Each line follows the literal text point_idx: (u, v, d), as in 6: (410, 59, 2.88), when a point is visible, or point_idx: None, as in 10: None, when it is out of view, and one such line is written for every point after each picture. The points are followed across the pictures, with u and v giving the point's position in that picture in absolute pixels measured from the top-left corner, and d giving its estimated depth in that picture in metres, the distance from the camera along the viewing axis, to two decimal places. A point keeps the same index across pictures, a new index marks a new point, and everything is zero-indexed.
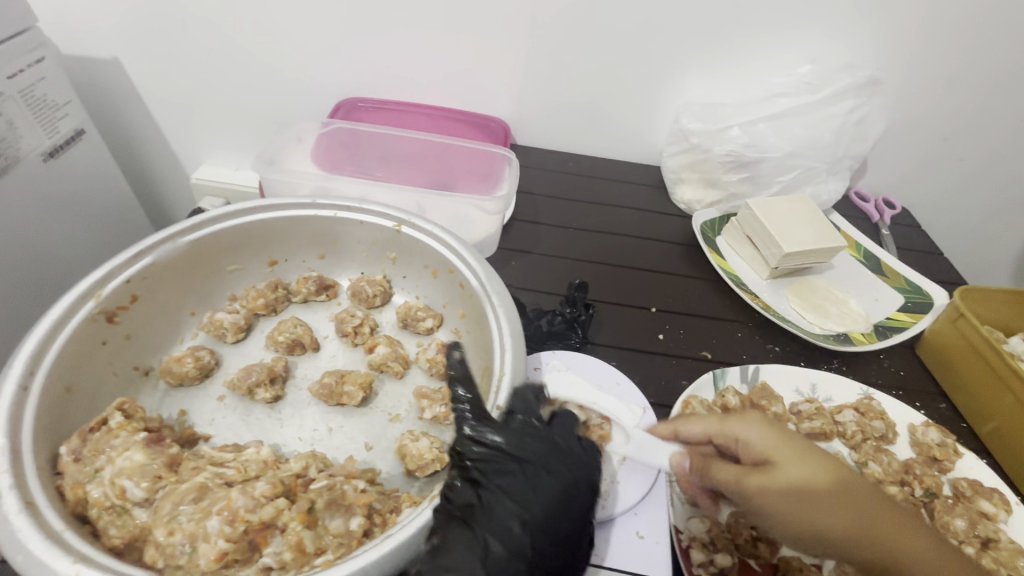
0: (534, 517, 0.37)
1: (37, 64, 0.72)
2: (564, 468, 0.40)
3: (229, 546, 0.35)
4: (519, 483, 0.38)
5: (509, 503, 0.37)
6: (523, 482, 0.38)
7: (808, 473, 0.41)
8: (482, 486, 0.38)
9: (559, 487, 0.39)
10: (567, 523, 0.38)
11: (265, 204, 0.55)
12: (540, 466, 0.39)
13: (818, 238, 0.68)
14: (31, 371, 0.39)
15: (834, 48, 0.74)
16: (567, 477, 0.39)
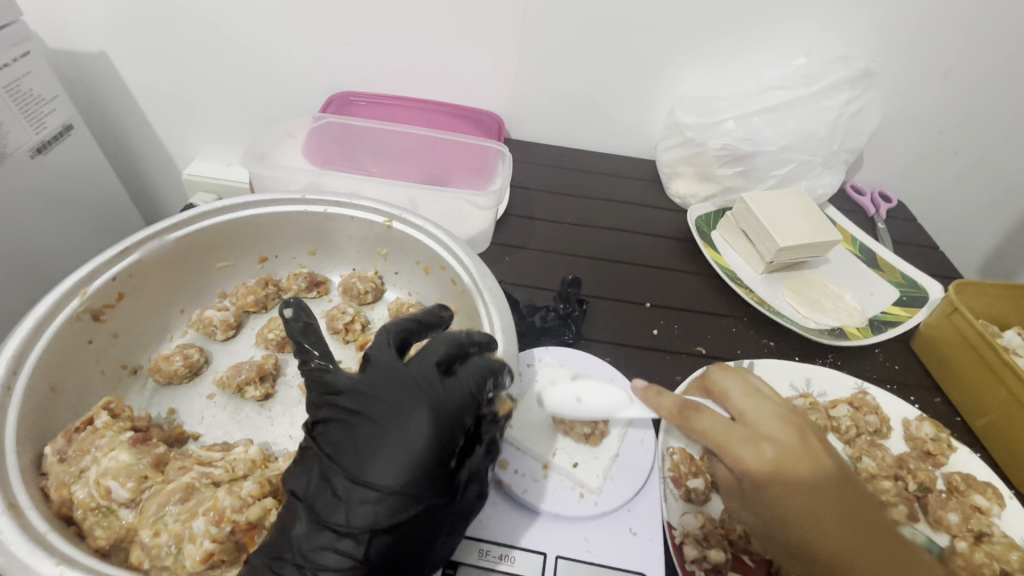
0: (383, 465, 0.34)
1: (22, 58, 0.71)
2: (406, 406, 0.36)
3: (214, 547, 0.34)
4: (359, 440, 0.36)
5: (351, 461, 0.35)
6: (362, 439, 0.36)
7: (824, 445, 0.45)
8: (328, 445, 0.37)
9: (403, 433, 0.35)
10: (414, 460, 0.34)
11: (254, 199, 0.54)
12: (380, 416, 0.36)
13: (813, 233, 0.68)
14: (14, 370, 0.38)
15: (830, 40, 0.74)
16: (404, 419, 0.35)
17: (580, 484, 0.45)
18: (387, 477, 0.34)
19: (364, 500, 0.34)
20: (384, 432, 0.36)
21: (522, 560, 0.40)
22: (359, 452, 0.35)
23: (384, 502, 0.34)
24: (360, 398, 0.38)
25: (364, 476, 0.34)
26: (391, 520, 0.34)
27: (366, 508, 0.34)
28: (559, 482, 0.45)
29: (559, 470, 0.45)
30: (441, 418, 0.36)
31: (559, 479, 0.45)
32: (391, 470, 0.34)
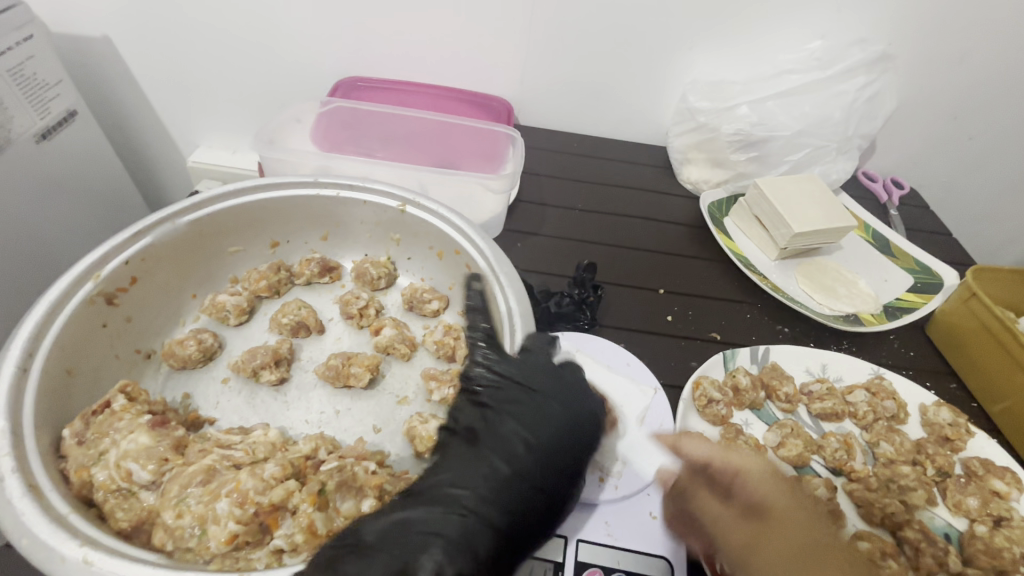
0: (549, 435, 0.40)
1: (25, 42, 0.70)
2: (566, 397, 0.42)
3: (239, 528, 0.34)
4: (532, 410, 0.41)
5: (514, 423, 0.40)
6: (527, 410, 0.41)
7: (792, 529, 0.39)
8: (498, 409, 0.41)
9: (566, 411, 0.41)
10: (566, 441, 0.40)
11: (267, 183, 0.54)
12: (548, 393, 0.42)
13: (828, 218, 0.67)
14: (30, 352, 0.38)
15: (846, 23, 0.73)
16: (569, 403, 0.42)
17: (599, 468, 0.44)
18: (552, 444, 0.39)
19: (526, 456, 0.38)
20: (549, 410, 0.41)
21: (542, 544, 0.40)
22: (525, 422, 0.40)
23: (535, 462, 0.38)
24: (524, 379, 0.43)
25: (528, 443, 0.39)
26: (537, 479, 0.38)
27: (519, 463, 0.38)
28: None
29: None
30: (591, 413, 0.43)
31: None
32: (552, 441, 0.39)
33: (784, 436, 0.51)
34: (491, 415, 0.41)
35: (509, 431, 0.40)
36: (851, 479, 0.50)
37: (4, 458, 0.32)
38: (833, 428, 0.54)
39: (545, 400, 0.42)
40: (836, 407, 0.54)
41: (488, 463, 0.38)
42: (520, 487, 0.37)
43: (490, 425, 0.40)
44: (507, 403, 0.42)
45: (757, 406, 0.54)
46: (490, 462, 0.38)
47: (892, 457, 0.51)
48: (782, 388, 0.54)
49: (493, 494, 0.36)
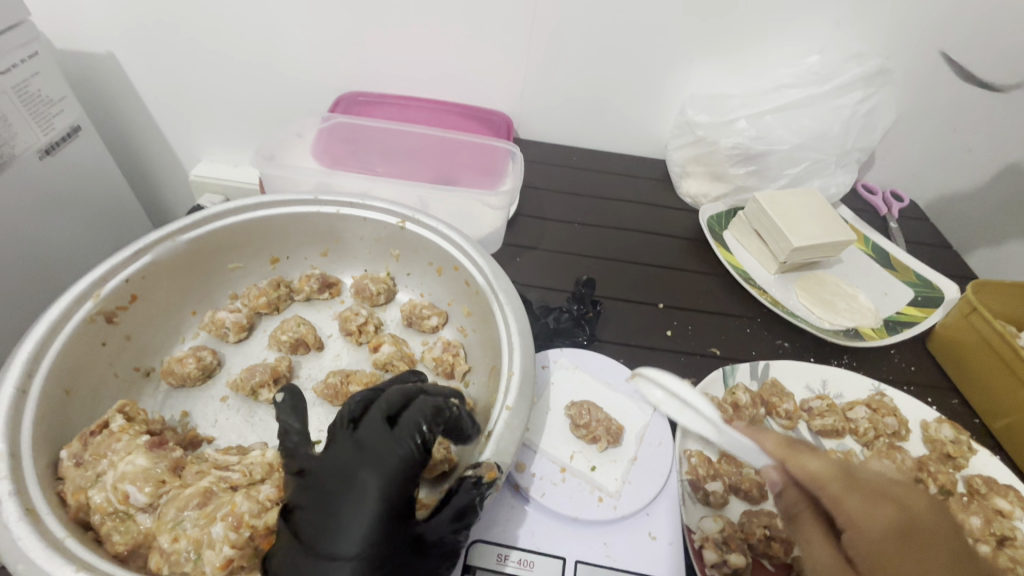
0: (389, 461, 0.35)
1: (30, 59, 0.71)
2: (356, 471, 0.35)
3: (234, 552, 0.34)
4: (322, 504, 0.35)
5: (313, 525, 0.34)
6: (318, 504, 0.35)
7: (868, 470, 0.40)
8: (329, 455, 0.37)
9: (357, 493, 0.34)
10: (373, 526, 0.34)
11: (266, 200, 0.54)
12: (335, 478, 0.35)
13: (827, 232, 0.67)
14: (29, 373, 0.38)
15: (844, 37, 0.73)
16: (359, 484, 0.35)
17: (598, 487, 0.44)
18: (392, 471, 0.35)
19: (375, 487, 0.34)
20: (347, 496, 0.34)
21: (541, 565, 0.40)
22: (321, 520, 0.34)
23: (392, 489, 0.35)
24: (315, 466, 0.37)
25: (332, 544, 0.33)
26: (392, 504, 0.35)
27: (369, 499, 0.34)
28: (577, 486, 0.44)
29: (576, 473, 0.45)
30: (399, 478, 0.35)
31: (577, 483, 0.44)
32: (398, 464, 0.35)
33: None
34: (327, 464, 0.36)
35: (349, 471, 0.35)
36: None
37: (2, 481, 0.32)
38: (833, 445, 0.54)
39: (373, 431, 0.36)
40: (837, 424, 0.54)
41: (343, 509, 0.34)
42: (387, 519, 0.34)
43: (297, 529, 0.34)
44: (332, 450, 0.37)
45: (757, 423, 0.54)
46: (347, 511, 0.34)
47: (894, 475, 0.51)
48: (782, 404, 0.54)
49: (370, 535, 0.33)
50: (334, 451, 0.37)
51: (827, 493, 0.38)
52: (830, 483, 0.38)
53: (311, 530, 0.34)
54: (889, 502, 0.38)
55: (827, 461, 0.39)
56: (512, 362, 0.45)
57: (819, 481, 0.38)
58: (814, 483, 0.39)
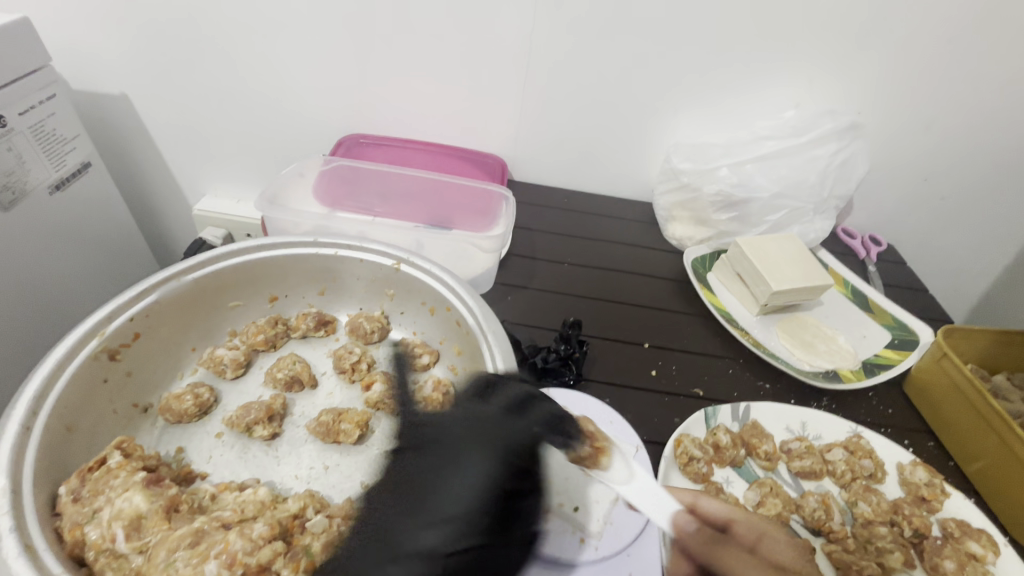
0: (490, 441, 0.43)
1: (48, 100, 0.75)
2: (466, 443, 0.43)
3: None
4: (436, 460, 0.42)
5: (440, 475, 0.41)
6: (437, 463, 0.42)
7: None
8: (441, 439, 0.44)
9: (457, 457, 0.42)
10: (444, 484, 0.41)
11: (270, 242, 0.57)
12: (447, 438, 0.44)
13: (805, 277, 0.70)
14: (34, 411, 0.40)
15: (817, 94, 0.78)
16: (457, 455, 0.42)
17: (580, 528, 0.45)
18: (499, 462, 0.42)
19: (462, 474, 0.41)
20: (448, 463, 0.42)
21: None
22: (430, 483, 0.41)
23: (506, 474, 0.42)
24: (436, 441, 0.44)
25: (442, 488, 0.41)
26: (490, 502, 0.40)
27: (495, 487, 0.40)
28: (560, 527, 0.45)
29: (560, 514, 0.46)
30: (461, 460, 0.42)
31: (560, 523, 0.46)
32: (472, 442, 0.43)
33: (763, 495, 0.53)
34: (441, 442, 0.44)
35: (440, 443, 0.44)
36: (830, 539, 0.51)
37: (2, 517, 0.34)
38: (812, 486, 0.55)
39: (515, 416, 0.45)
40: (815, 466, 0.55)
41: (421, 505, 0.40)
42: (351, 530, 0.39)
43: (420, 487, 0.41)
44: (444, 431, 0.45)
45: (738, 464, 0.56)
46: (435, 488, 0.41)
47: (870, 518, 0.52)
48: (762, 445, 0.56)
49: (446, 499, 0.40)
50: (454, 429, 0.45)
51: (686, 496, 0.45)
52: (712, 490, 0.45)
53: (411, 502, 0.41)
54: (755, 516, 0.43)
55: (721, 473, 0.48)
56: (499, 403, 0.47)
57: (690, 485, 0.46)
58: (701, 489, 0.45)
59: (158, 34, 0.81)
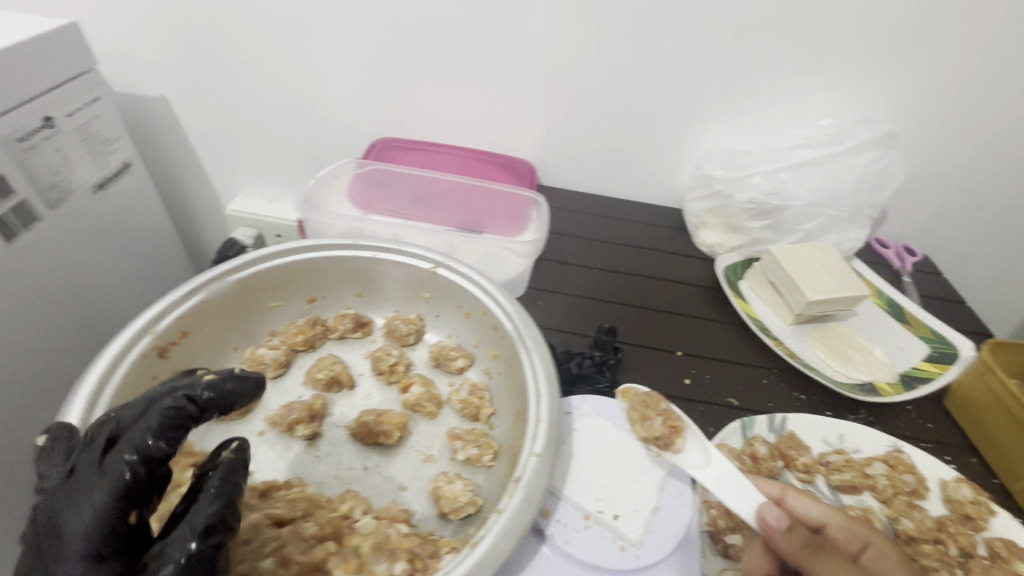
0: (94, 495, 0.34)
1: (92, 103, 0.77)
2: (90, 492, 0.34)
3: None
4: (78, 511, 0.34)
5: (82, 524, 0.33)
6: (63, 517, 0.34)
7: None
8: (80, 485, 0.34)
9: (84, 508, 0.34)
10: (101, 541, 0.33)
11: (311, 245, 0.58)
12: (74, 488, 0.34)
13: (841, 287, 0.69)
14: (91, 406, 0.41)
15: (854, 101, 0.77)
16: (77, 510, 0.34)
17: (620, 536, 0.45)
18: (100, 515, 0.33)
19: (94, 505, 0.34)
20: (71, 516, 0.33)
21: None
22: (55, 539, 0.33)
23: (104, 525, 0.33)
24: (73, 484, 0.35)
25: (66, 547, 0.33)
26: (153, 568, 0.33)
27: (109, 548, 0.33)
28: (600, 534, 0.45)
29: (599, 521, 0.46)
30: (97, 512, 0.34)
31: (599, 531, 0.45)
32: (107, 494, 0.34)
33: None
34: (73, 491, 0.34)
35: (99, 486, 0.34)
36: None
37: None
38: (852, 500, 0.55)
39: (99, 466, 0.35)
40: (855, 480, 0.54)
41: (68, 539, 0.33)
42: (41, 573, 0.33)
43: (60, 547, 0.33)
44: (92, 474, 0.35)
45: (776, 475, 0.55)
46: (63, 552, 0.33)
47: (913, 534, 0.51)
48: (800, 457, 0.55)
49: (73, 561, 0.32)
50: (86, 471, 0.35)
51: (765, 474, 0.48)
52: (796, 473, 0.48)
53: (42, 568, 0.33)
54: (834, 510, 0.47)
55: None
56: (541, 409, 0.46)
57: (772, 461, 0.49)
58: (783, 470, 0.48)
59: (197, 37, 0.82)
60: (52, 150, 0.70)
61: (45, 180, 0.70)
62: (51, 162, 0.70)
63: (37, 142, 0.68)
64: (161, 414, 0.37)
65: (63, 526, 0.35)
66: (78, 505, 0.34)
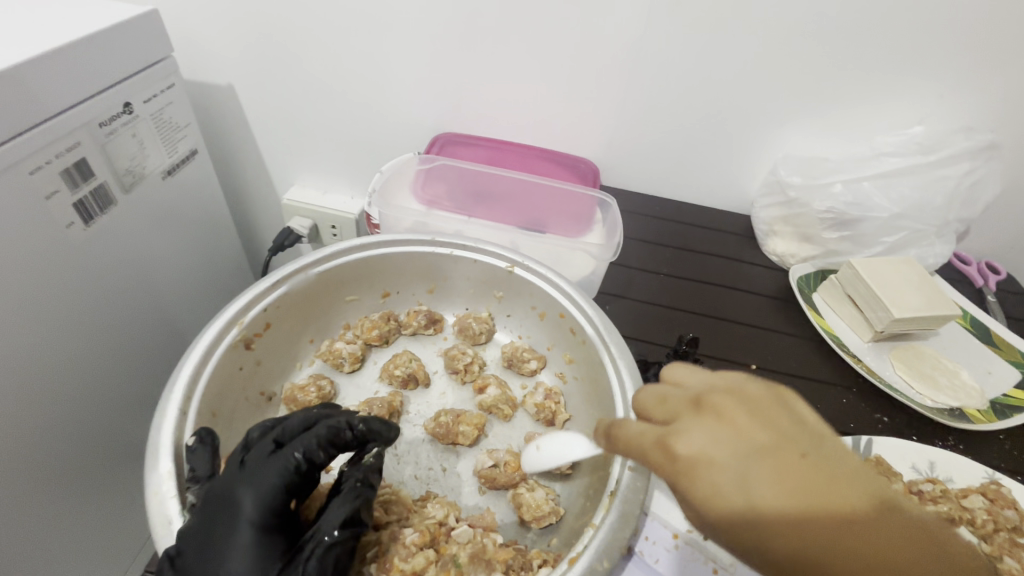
0: (266, 482, 0.38)
1: (167, 90, 0.78)
2: (261, 478, 0.38)
3: None
4: (248, 492, 0.37)
5: (252, 503, 0.36)
6: (230, 501, 0.37)
7: (749, 487, 0.29)
8: (255, 472, 0.38)
9: (253, 492, 0.37)
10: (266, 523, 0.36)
11: (388, 239, 0.57)
12: (246, 472, 0.38)
13: (928, 305, 0.65)
14: (188, 396, 0.42)
15: (950, 109, 0.73)
16: (246, 493, 0.37)
17: (712, 559, 0.44)
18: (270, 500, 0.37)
19: (262, 492, 0.37)
20: (243, 496, 0.37)
21: None
22: (218, 517, 0.36)
23: (272, 506, 0.37)
24: (245, 470, 0.38)
25: (232, 527, 0.36)
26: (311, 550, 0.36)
27: (270, 534, 0.36)
28: (690, 555, 0.44)
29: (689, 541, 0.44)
30: (266, 499, 0.37)
31: (690, 551, 0.44)
32: (279, 481, 0.38)
33: None
34: (244, 475, 0.38)
35: (267, 475, 0.38)
36: None
37: (170, 500, 0.37)
38: (948, 533, 0.52)
39: (275, 454, 0.39)
40: (953, 512, 0.52)
41: (235, 514, 0.36)
42: (196, 541, 0.35)
43: (222, 525, 0.36)
44: (263, 466, 0.38)
45: None
46: (223, 528, 0.36)
47: None
48: (892, 484, 0.53)
49: (235, 542, 0.35)
50: (260, 460, 0.39)
51: (720, 507, 0.29)
52: (775, 480, 0.28)
53: (194, 547, 0.35)
54: (847, 503, 0.28)
55: (754, 419, 0.31)
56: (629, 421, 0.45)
57: (719, 480, 0.30)
58: (758, 481, 0.29)
59: (269, 27, 0.83)
60: (129, 136, 0.71)
61: (122, 166, 0.71)
62: (127, 147, 0.72)
63: (117, 127, 0.69)
64: (329, 425, 0.41)
65: (168, 517, 0.37)
66: (254, 480, 0.38)
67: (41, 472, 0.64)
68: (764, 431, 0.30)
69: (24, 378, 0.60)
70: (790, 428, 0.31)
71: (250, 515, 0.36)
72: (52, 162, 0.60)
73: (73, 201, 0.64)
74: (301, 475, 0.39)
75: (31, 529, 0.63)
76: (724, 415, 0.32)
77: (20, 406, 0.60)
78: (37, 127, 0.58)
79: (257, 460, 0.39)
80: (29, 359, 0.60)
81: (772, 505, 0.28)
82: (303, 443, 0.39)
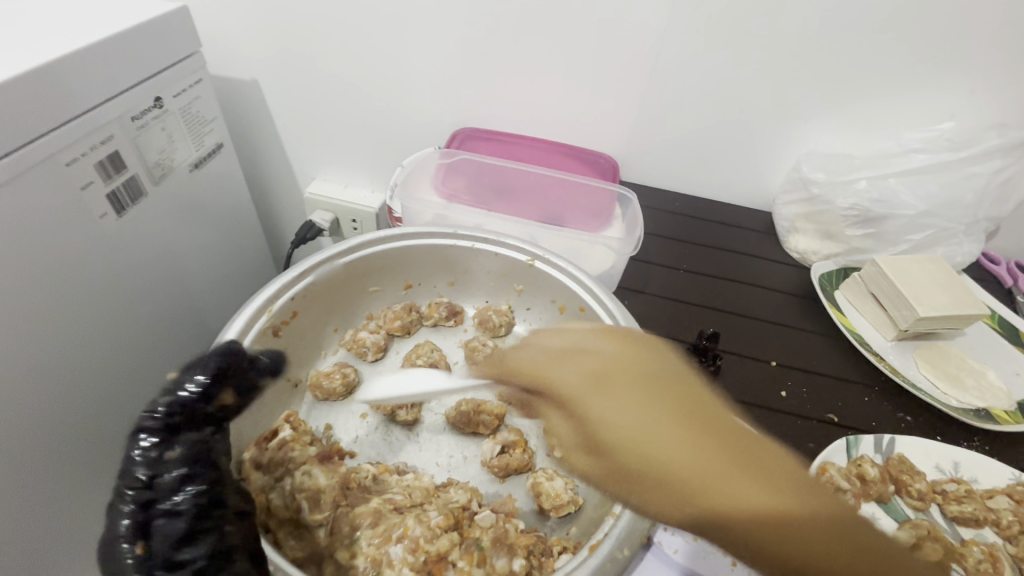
0: (163, 465, 0.38)
1: (196, 84, 0.80)
2: (156, 464, 0.38)
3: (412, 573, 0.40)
4: (153, 480, 0.38)
5: (163, 485, 0.37)
6: (145, 493, 0.37)
7: (656, 444, 0.38)
8: (153, 458, 0.38)
9: (156, 478, 0.38)
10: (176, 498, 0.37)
11: (412, 231, 0.58)
12: (144, 462, 0.38)
13: (956, 304, 0.64)
14: (221, 379, 0.44)
15: (981, 105, 0.71)
16: (150, 481, 0.37)
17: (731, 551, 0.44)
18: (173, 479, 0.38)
19: (163, 476, 0.38)
20: (150, 485, 0.37)
21: None
22: (140, 510, 0.36)
23: (173, 484, 0.38)
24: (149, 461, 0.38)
25: (153, 516, 0.36)
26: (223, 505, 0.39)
27: (182, 506, 0.37)
28: (709, 546, 0.44)
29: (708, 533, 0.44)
30: (167, 481, 0.38)
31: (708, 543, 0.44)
32: (179, 460, 0.39)
33: (919, 537, 0.50)
34: (147, 465, 0.38)
35: (165, 460, 0.39)
36: None
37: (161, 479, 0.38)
38: (971, 533, 0.52)
39: (166, 436, 0.40)
40: (977, 513, 0.51)
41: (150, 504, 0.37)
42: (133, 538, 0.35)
43: (145, 516, 0.36)
44: (156, 452, 0.39)
45: (885, 500, 0.53)
46: (150, 518, 0.36)
47: None
48: (915, 483, 0.52)
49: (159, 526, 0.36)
50: (156, 448, 0.39)
51: (621, 447, 0.39)
52: (651, 420, 0.39)
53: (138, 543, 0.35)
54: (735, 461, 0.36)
55: (657, 392, 0.40)
56: None
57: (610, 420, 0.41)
58: (640, 422, 0.39)
59: (294, 22, 0.84)
60: (158, 129, 0.73)
61: (152, 158, 0.73)
62: (157, 140, 0.73)
63: (147, 121, 0.71)
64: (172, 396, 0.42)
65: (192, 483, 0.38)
66: (151, 478, 0.37)
67: (75, 457, 0.66)
68: (648, 386, 0.41)
69: (59, 363, 0.62)
70: (682, 388, 0.41)
71: (161, 510, 0.37)
72: (88, 154, 0.62)
73: (107, 193, 0.66)
74: (196, 447, 0.40)
75: (65, 509, 0.66)
76: (630, 387, 0.41)
77: (56, 389, 0.62)
78: (73, 120, 0.59)
79: (152, 449, 0.39)
80: (64, 345, 0.63)
81: (661, 455, 0.37)
82: (158, 421, 0.40)
